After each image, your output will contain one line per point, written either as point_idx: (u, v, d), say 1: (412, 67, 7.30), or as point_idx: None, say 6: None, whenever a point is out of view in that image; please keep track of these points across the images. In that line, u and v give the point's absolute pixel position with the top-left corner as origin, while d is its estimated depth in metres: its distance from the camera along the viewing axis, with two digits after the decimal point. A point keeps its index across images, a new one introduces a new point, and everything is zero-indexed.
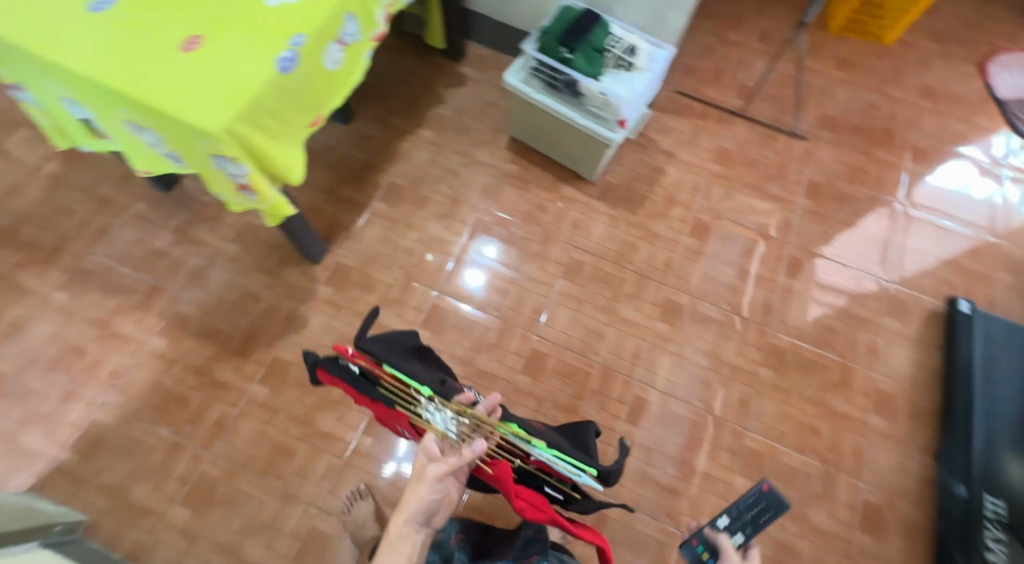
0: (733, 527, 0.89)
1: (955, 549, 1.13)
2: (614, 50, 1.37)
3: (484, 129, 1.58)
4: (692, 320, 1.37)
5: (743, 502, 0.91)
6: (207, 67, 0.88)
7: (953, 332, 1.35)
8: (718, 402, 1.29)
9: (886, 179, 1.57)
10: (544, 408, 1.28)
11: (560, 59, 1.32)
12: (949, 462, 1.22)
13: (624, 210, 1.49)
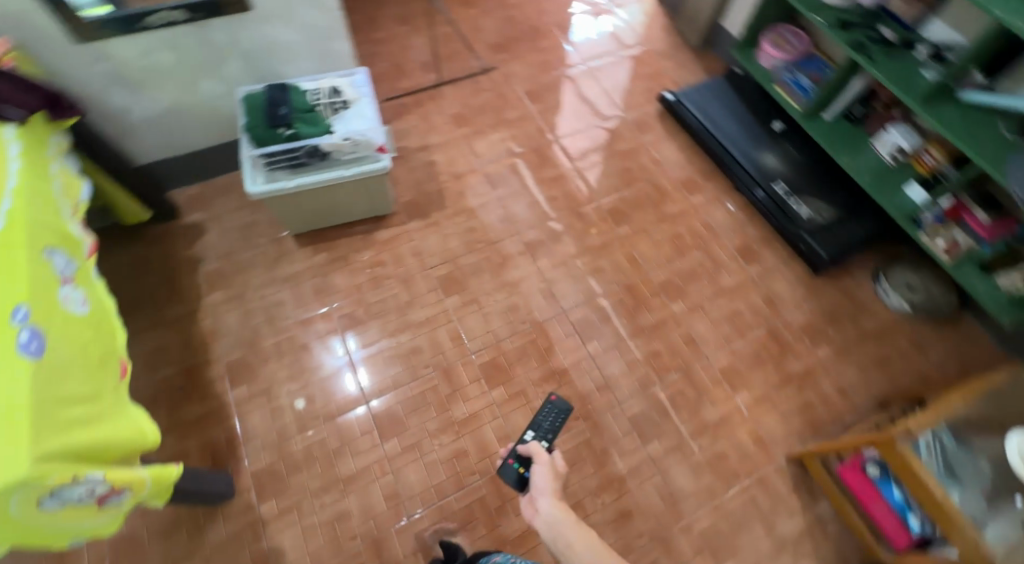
0: (538, 437, 1.17)
1: (789, 227, 1.43)
2: (322, 100, 1.36)
3: (268, 250, 1.50)
4: (552, 240, 1.53)
5: (545, 419, 1.20)
6: None
7: (676, 115, 1.66)
8: (620, 274, 1.48)
9: (561, 54, 1.87)
10: (531, 395, 1.34)
11: (287, 139, 1.29)
12: (743, 187, 1.52)
13: (436, 214, 1.56)
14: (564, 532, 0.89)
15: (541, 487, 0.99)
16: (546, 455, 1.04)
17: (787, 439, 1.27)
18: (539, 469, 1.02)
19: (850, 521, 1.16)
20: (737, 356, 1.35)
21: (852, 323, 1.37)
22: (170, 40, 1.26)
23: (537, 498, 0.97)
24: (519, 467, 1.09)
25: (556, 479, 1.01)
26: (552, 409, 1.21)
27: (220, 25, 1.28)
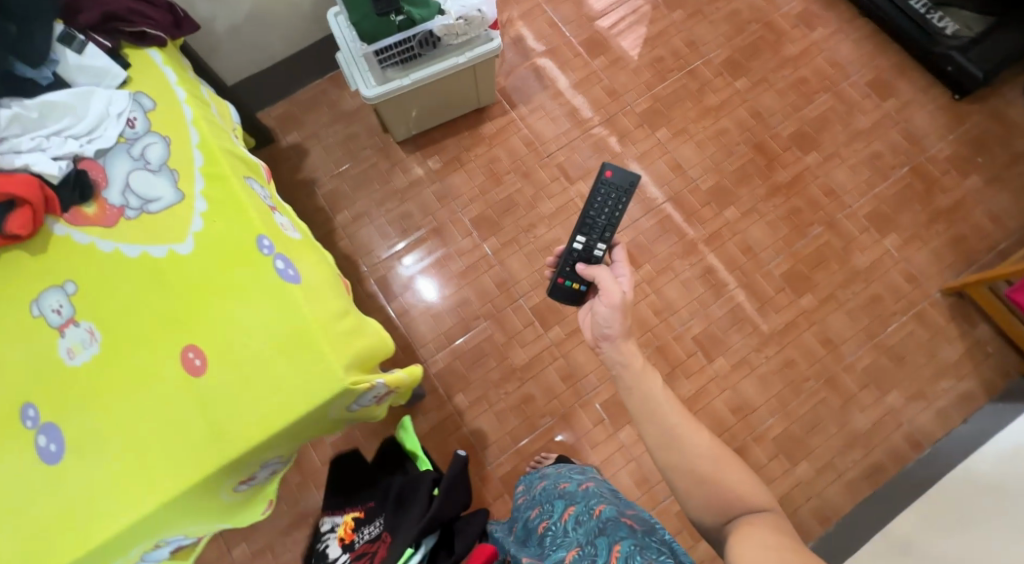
0: (595, 240, 0.93)
1: (932, 48, 1.34)
2: None
3: (376, 161, 1.44)
4: (668, 104, 1.43)
5: (600, 208, 0.94)
6: (250, 349, 0.84)
7: None
8: (747, 129, 1.39)
9: None
10: (677, 268, 1.34)
11: (399, 28, 1.20)
12: (873, 12, 1.41)
13: (538, 95, 1.46)
14: (631, 379, 0.77)
15: (611, 333, 0.82)
16: (614, 295, 0.83)
17: (939, 273, 1.29)
18: (605, 307, 0.83)
19: (1014, 335, 1.21)
20: (882, 200, 1.33)
21: (997, 148, 1.33)
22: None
23: (604, 339, 0.83)
24: (574, 285, 0.93)
25: (626, 318, 0.83)
26: (606, 189, 0.95)
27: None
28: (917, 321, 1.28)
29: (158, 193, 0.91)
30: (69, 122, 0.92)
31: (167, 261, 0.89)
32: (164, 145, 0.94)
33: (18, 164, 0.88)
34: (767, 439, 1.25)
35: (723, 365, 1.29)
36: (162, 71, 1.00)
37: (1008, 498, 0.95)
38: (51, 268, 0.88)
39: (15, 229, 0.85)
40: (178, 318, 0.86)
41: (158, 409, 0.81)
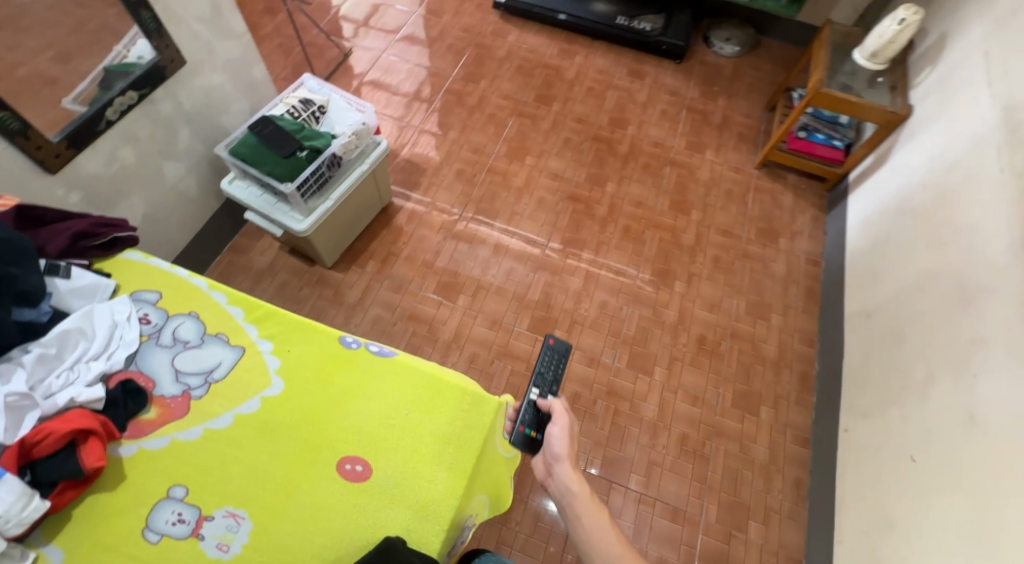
0: (548, 390, 1.08)
1: (646, 41, 1.98)
2: (303, 118, 1.51)
3: (327, 297, 1.60)
4: (519, 143, 1.84)
5: (549, 366, 1.12)
6: (389, 420, 0.99)
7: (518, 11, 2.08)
8: (580, 134, 1.85)
9: (394, 20, 2.12)
10: (605, 239, 1.68)
11: (310, 159, 1.42)
12: (599, 35, 2.03)
13: (426, 180, 1.78)
14: (580, 503, 0.94)
15: (561, 452, 0.97)
16: (566, 416, 1.00)
17: (746, 159, 1.82)
18: (557, 428, 1.00)
19: (808, 169, 1.76)
20: (685, 135, 1.85)
21: (720, 79, 1.97)
22: (128, 132, 1.33)
23: (555, 463, 0.98)
24: (534, 430, 1.03)
25: (572, 441, 0.99)
26: (552, 353, 1.14)
27: (163, 92, 1.37)
28: (759, 192, 1.77)
29: (217, 359, 1.05)
30: (85, 345, 1.00)
31: (264, 408, 1.00)
32: (193, 320, 1.09)
33: (62, 403, 0.90)
34: (742, 315, 1.58)
35: (680, 286, 1.61)
36: (147, 263, 1.16)
37: (904, 250, 1.37)
38: (149, 487, 0.92)
39: (93, 462, 0.87)
40: (310, 445, 0.96)
41: (346, 524, 0.89)
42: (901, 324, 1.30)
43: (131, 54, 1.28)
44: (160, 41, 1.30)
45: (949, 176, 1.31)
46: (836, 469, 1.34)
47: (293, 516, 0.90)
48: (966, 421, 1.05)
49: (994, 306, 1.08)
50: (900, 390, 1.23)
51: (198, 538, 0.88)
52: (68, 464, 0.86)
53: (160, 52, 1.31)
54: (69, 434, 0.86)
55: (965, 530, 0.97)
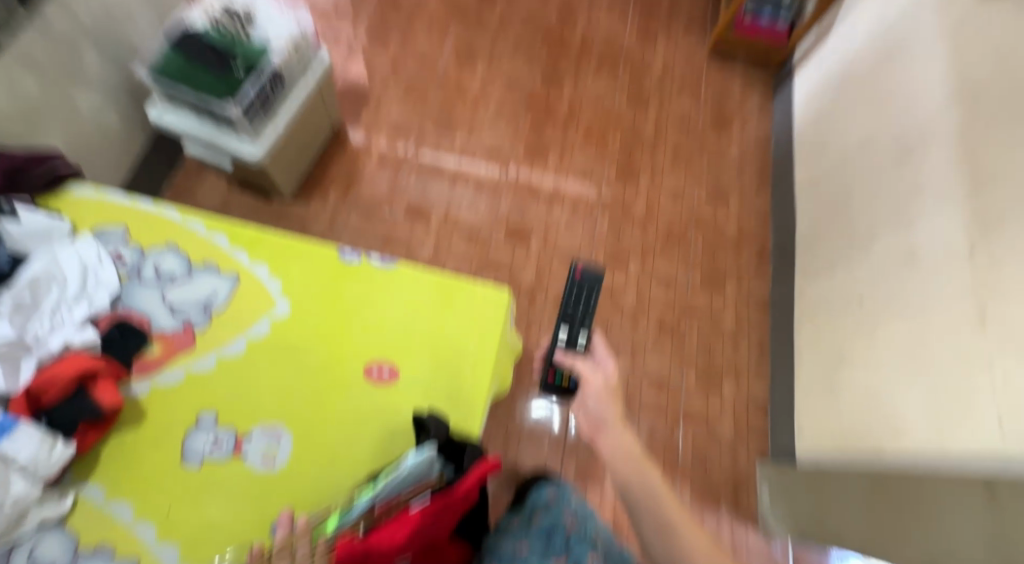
0: (577, 330, 1.00)
1: None
2: (229, 27, 1.32)
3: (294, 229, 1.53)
4: (465, 51, 1.79)
5: (575, 301, 1.01)
6: (407, 323, 1.00)
7: None
8: (527, 39, 1.83)
9: None
10: (568, 143, 1.71)
11: (250, 74, 1.27)
12: None
13: (374, 96, 1.70)
14: (629, 469, 0.86)
15: (606, 418, 0.91)
16: (595, 381, 0.93)
17: (690, 54, 1.87)
18: (593, 393, 0.93)
19: (757, 49, 1.82)
20: (630, 36, 1.88)
21: None
22: (26, 55, 1.11)
23: (600, 429, 0.91)
24: (562, 379, 0.99)
25: (614, 402, 0.93)
26: (581, 284, 1.02)
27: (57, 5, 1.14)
28: (712, 79, 1.84)
29: (212, 288, 1.01)
30: (59, 290, 0.95)
31: (276, 330, 0.98)
32: (174, 253, 1.04)
33: (56, 348, 0.89)
34: (702, 203, 1.68)
35: (645, 179, 1.69)
36: (102, 198, 1.07)
37: (850, 121, 1.46)
38: (177, 419, 0.91)
39: (110, 401, 0.85)
40: (333, 358, 0.97)
41: (388, 422, 0.92)
42: (847, 185, 1.41)
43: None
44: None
45: (888, 38, 1.39)
46: (794, 325, 1.50)
47: (334, 422, 0.91)
48: (906, 258, 1.20)
49: (931, 156, 1.19)
50: (849, 244, 1.37)
51: (241, 456, 0.88)
52: (83, 406, 0.83)
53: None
54: (75, 378, 0.84)
55: (908, 351, 1.15)
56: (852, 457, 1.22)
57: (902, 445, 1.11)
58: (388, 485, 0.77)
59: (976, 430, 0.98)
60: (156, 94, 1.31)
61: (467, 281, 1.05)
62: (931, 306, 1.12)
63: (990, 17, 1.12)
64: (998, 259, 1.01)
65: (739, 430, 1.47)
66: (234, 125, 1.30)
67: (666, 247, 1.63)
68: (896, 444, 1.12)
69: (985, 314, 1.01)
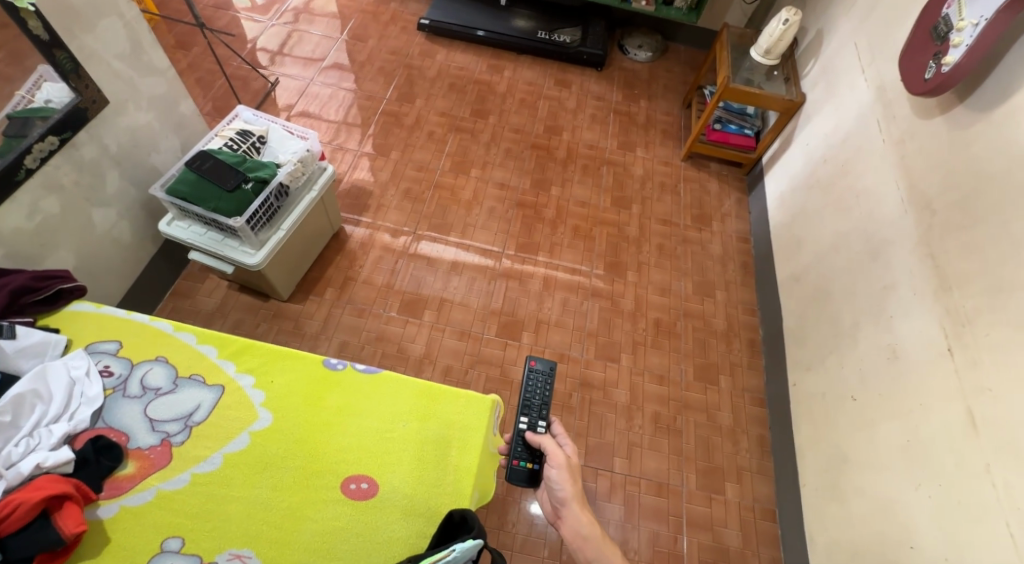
0: (537, 418, 1.11)
1: (567, 52, 2.17)
2: (239, 148, 1.45)
3: (289, 327, 1.57)
4: (459, 158, 1.91)
5: (534, 391, 1.14)
6: (382, 437, 1.08)
7: (443, 31, 2.20)
8: (518, 147, 1.96)
9: (318, 47, 2.13)
10: (556, 241, 1.78)
11: (257, 189, 1.36)
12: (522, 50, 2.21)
13: (374, 200, 1.80)
14: (592, 548, 0.95)
15: (565, 495, 0.98)
16: (560, 455, 1.00)
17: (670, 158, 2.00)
18: (556, 470, 1.00)
19: (727, 157, 1.94)
20: (614, 142, 2.02)
21: (637, 89, 2.17)
22: (50, 180, 1.23)
23: (562, 506, 0.98)
24: (529, 462, 1.07)
25: (573, 479, 0.99)
26: (536, 376, 1.17)
27: (86, 136, 1.27)
28: (689, 181, 1.95)
29: (195, 402, 1.09)
30: (42, 408, 1.02)
31: (254, 444, 1.05)
32: (162, 365, 1.12)
33: (27, 470, 0.93)
34: (690, 296, 1.72)
35: (632, 276, 1.74)
36: (99, 313, 1.17)
37: (821, 219, 1.53)
38: (142, 542, 0.96)
39: (72, 528, 0.91)
40: (311, 472, 1.03)
41: (356, 544, 0.98)
42: (826, 282, 1.45)
43: (38, 97, 1.17)
44: (78, 82, 1.21)
45: (843, 148, 1.49)
46: (791, 420, 1.48)
47: (307, 543, 0.97)
48: (888, 356, 1.21)
49: (897, 254, 1.24)
50: (834, 338, 1.38)
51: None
52: (45, 533, 0.89)
53: (79, 92, 1.22)
54: (42, 502, 0.89)
55: (904, 452, 1.13)
56: None
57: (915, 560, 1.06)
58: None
59: (988, 546, 0.94)
60: (170, 209, 1.40)
61: (448, 388, 1.14)
62: (922, 407, 1.11)
63: (929, 133, 1.21)
64: (979, 361, 1.02)
65: (748, 540, 1.41)
66: (238, 235, 1.38)
67: (657, 339, 1.64)
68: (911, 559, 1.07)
69: (973, 417, 1.01)
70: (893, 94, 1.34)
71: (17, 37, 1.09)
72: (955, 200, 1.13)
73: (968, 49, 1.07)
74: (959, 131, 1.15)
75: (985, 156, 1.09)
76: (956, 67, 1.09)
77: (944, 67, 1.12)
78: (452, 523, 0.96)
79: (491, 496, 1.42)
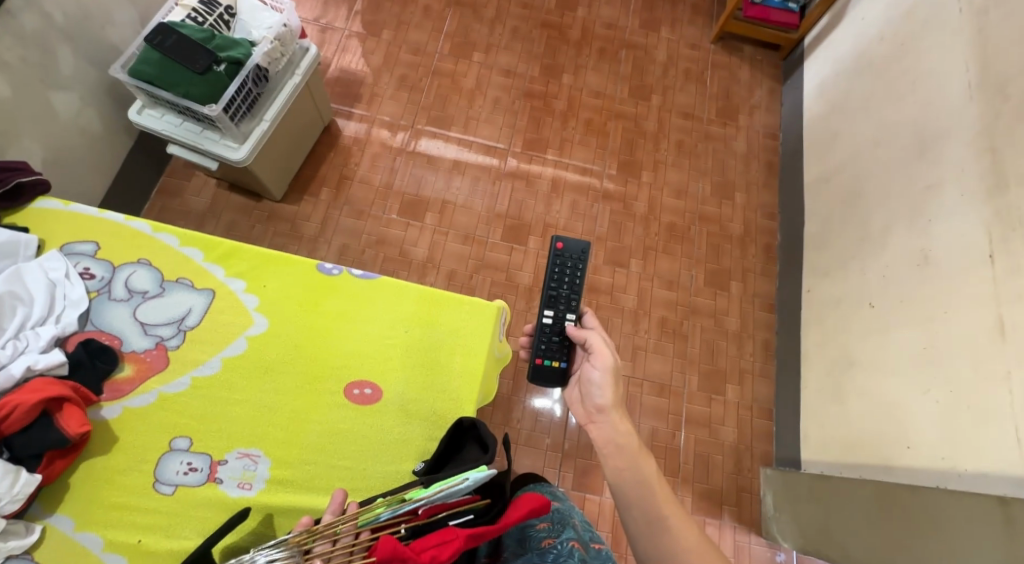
0: (565, 310, 1.01)
1: None
2: (206, 20, 1.26)
3: (285, 232, 1.49)
4: (459, 39, 1.71)
5: (561, 279, 1.02)
6: (385, 343, 1.05)
7: None
8: (524, 25, 1.75)
9: None
10: (566, 137, 1.64)
11: (232, 71, 1.21)
12: None
13: (367, 88, 1.63)
14: (625, 458, 0.88)
15: (605, 401, 0.92)
16: (605, 356, 0.94)
17: (696, 41, 1.79)
18: (598, 371, 0.94)
19: (764, 39, 1.74)
20: (632, 20, 1.80)
21: None
22: None
23: (598, 413, 0.93)
24: (555, 362, 0.99)
25: (615, 384, 0.93)
26: (563, 260, 1.03)
27: (22, 1, 1.10)
28: (716, 68, 1.77)
29: (186, 306, 1.05)
30: (25, 310, 0.97)
31: (252, 348, 1.03)
32: (145, 268, 1.07)
33: (19, 373, 0.91)
34: (707, 198, 1.62)
35: (647, 177, 1.62)
36: (70, 211, 1.09)
37: (861, 115, 1.39)
38: (149, 443, 0.96)
39: (76, 428, 0.90)
40: (314, 376, 1.02)
41: (365, 445, 0.99)
42: (860, 184, 1.34)
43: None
44: None
45: (908, 23, 1.31)
46: (800, 323, 1.45)
47: (313, 443, 0.98)
48: (918, 263, 1.14)
49: (950, 154, 1.12)
50: (860, 243, 1.30)
51: (216, 482, 0.95)
52: (50, 433, 0.89)
53: None
54: (41, 403, 0.88)
55: (918, 363, 1.10)
56: (857, 468, 1.18)
57: (909, 460, 1.07)
58: (437, 495, 0.75)
59: (991, 452, 0.93)
60: (138, 95, 1.25)
61: (454, 295, 1.09)
62: (946, 315, 1.06)
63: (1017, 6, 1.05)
64: (1020, 269, 0.95)
65: (743, 435, 1.43)
66: (218, 126, 1.26)
67: (669, 245, 1.57)
68: (905, 458, 1.07)
69: (1004, 330, 0.96)
70: None
71: None
72: None
73: None
74: None
75: None
76: None
77: None
78: (462, 429, 0.95)
79: (495, 398, 1.42)
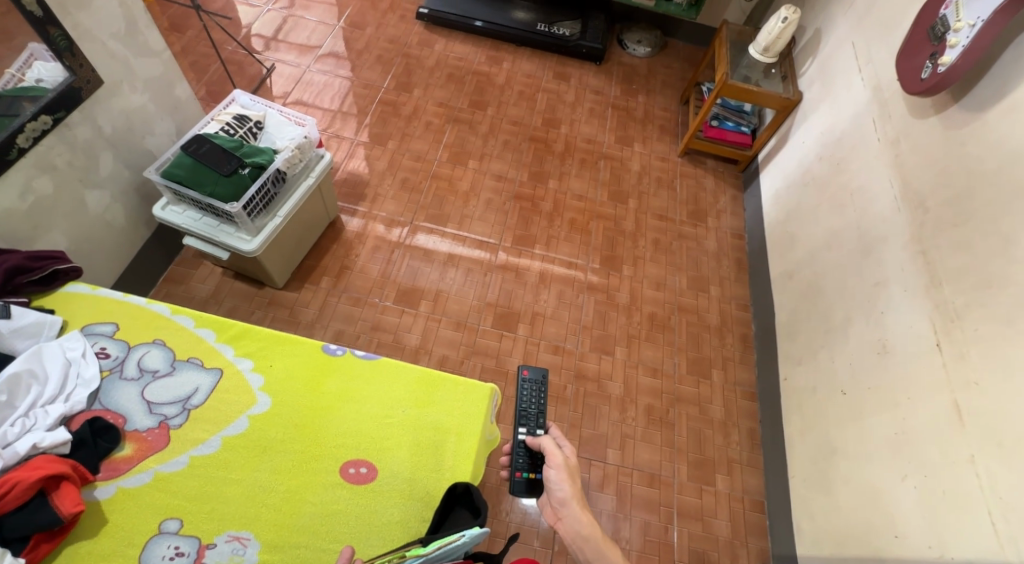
0: (535, 426, 1.16)
1: (562, 46, 2.18)
2: (235, 131, 1.43)
3: (284, 317, 1.56)
4: (456, 149, 1.91)
5: (530, 400, 1.19)
6: (383, 423, 1.09)
7: (440, 20, 2.20)
8: (515, 139, 1.96)
9: (315, 34, 2.12)
10: (552, 234, 1.78)
11: (255, 174, 1.35)
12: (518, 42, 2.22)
13: (370, 189, 1.79)
14: (592, 550, 0.93)
15: (564, 494, 0.97)
16: (557, 456, 1.01)
17: (666, 154, 2.01)
18: (553, 470, 1.00)
19: (723, 154, 1.96)
20: (610, 137, 2.02)
21: (634, 84, 2.18)
22: (43, 160, 1.21)
23: (561, 507, 0.98)
24: (530, 473, 1.11)
25: (572, 479, 0.99)
26: (530, 384, 1.22)
27: (79, 116, 1.25)
28: (685, 177, 1.97)
29: (193, 386, 1.09)
30: (38, 389, 1.01)
31: (253, 427, 1.06)
32: (160, 348, 1.12)
33: (23, 450, 0.93)
34: (684, 291, 1.74)
35: (628, 270, 1.75)
36: (93, 295, 1.17)
37: (814, 216, 1.56)
38: (140, 525, 0.96)
39: (70, 508, 0.91)
40: (310, 456, 1.05)
41: (358, 528, 0.99)
42: (819, 278, 1.47)
43: (29, 76, 1.16)
44: (72, 60, 1.19)
45: (839, 147, 1.51)
46: (781, 414, 1.50)
47: (305, 526, 0.99)
48: (879, 351, 1.24)
49: (889, 249, 1.26)
50: (826, 332, 1.40)
51: None
52: (44, 513, 0.89)
53: (73, 71, 1.20)
54: (39, 481, 0.90)
55: (891, 445, 1.16)
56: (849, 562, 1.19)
57: (898, 549, 1.09)
58: (436, 552, 0.84)
59: (971, 535, 0.97)
60: (165, 193, 1.38)
61: (448, 375, 1.15)
62: (910, 400, 1.13)
63: (924, 132, 1.23)
64: (966, 356, 1.04)
65: (737, 530, 1.43)
66: (234, 221, 1.37)
67: (650, 334, 1.66)
68: (894, 548, 1.10)
69: (960, 408, 1.03)
70: (889, 94, 1.36)
71: (12, 13, 1.07)
72: (948, 199, 1.15)
73: (963, 50, 1.09)
74: (953, 130, 1.17)
75: (978, 155, 1.11)
76: (952, 67, 1.11)
77: (940, 67, 1.14)
78: (456, 495, 1.01)
79: (486, 485, 1.42)
